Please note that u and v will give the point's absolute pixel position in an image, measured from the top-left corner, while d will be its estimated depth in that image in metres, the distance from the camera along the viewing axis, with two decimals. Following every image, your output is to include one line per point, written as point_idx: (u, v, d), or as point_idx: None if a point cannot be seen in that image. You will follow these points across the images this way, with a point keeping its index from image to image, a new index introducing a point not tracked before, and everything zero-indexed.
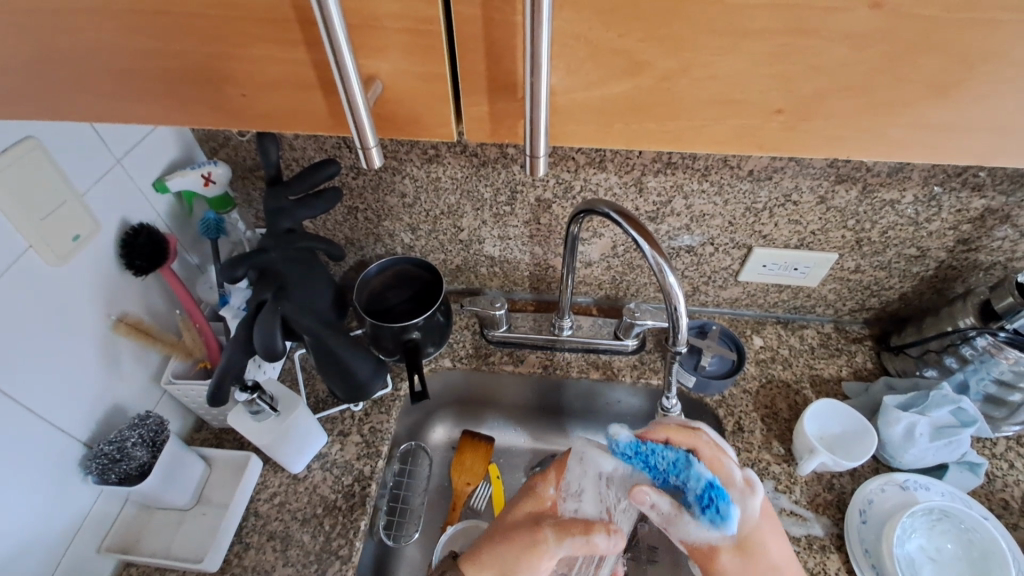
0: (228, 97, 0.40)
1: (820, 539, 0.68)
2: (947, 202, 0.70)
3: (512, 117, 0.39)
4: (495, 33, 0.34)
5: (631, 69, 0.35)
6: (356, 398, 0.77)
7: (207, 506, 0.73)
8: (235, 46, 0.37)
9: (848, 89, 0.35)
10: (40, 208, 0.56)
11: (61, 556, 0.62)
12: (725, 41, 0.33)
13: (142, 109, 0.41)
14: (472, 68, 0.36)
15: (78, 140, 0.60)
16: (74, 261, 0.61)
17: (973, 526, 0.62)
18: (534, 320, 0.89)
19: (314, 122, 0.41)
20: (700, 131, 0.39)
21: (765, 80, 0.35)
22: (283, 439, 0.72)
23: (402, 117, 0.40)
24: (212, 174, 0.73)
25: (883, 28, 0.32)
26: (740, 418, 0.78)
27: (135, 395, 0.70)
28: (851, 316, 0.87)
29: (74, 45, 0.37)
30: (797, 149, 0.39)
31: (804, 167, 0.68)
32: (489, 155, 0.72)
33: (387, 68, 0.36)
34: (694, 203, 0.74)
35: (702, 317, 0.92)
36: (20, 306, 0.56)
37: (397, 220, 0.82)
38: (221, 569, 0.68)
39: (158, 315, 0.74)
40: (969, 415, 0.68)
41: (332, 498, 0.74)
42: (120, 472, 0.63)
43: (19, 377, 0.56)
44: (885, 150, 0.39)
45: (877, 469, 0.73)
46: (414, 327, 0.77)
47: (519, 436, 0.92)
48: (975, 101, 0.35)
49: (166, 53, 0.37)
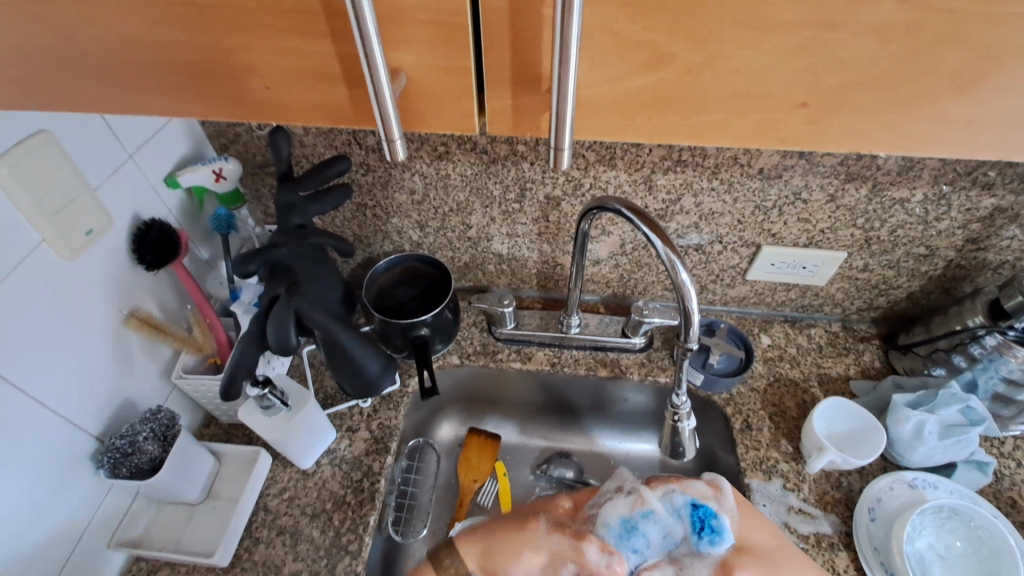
0: (252, 89, 0.40)
1: (829, 536, 0.68)
2: (957, 201, 0.70)
3: (534, 111, 0.39)
4: (521, 26, 0.34)
5: (655, 62, 0.35)
6: (365, 394, 0.77)
7: (216, 500, 0.73)
8: (259, 38, 0.37)
9: (869, 84, 0.35)
10: (54, 201, 0.57)
11: (72, 549, 0.62)
12: (751, 35, 0.33)
13: (165, 102, 0.42)
14: (496, 61, 0.36)
15: (92, 134, 0.61)
16: (87, 255, 0.61)
17: (983, 524, 0.62)
18: (542, 318, 0.89)
19: (335, 116, 0.42)
20: (721, 126, 0.39)
21: (788, 75, 0.35)
22: (294, 433, 0.72)
23: (424, 111, 0.40)
24: (223, 169, 0.74)
25: (907, 22, 0.32)
26: (748, 416, 0.78)
27: (146, 390, 0.71)
28: (858, 315, 0.88)
29: (100, 36, 0.37)
30: (816, 144, 0.40)
31: (814, 165, 0.68)
32: (499, 152, 0.72)
33: (411, 61, 0.36)
34: (703, 201, 0.74)
35: (709, 315, 0.92)
36: (33, 299, 0.56)
37: (407, 216, 0.83)
38: (231, 564, 0.68)
39: (169, 310, 0.74)
40: (977, 415, 0.69)
41: (342, 493, 0.74)
42: (132, 466, 0.63)
43: (32, 370, 0.57)
44: (903, 146, 0.39)
45: (885, 467, 0.73)
46: (424, 323, 0.78)
47: (526, 433, 0.93)
48: (995, 98, 0.35)
49: (191, 45, 0.38)
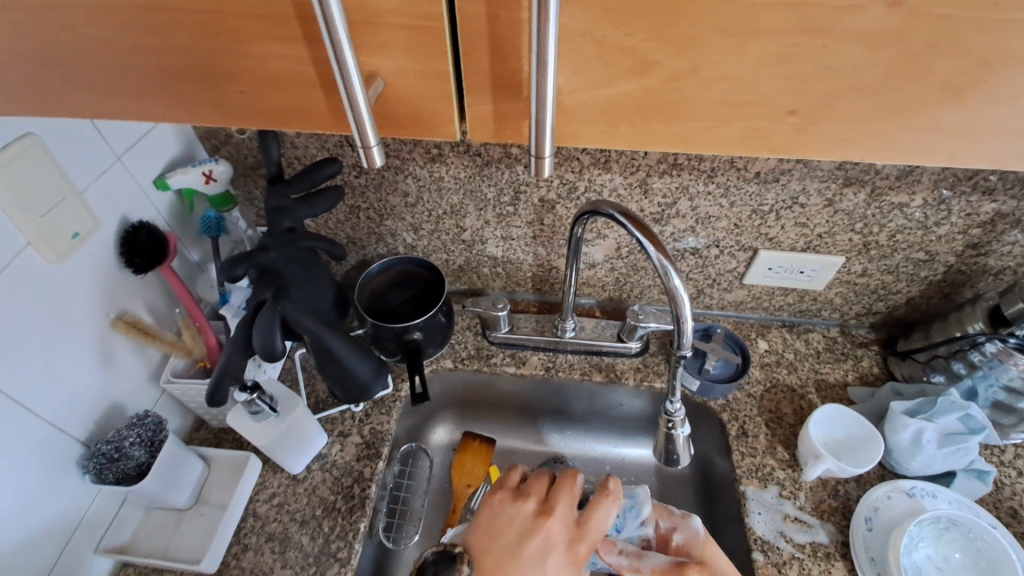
0: (227, 94, 0.39)
1: (825, 547, 0.67)
2: (957, 206, 0.69)
3: (517, 117, 0.38)
4: (500, 31, 0.33)
5: (638, 69, 0.34)
6: (357, 399, 0.76)
7: (206, 506, 0.72)
8: (233, 43, 0.36)
9: (861, 90, 0.34)
10: (39, 204, 0.56)
11: (58, 556, 0.62)
12: (736, 40, 0.32)
13: (142, 107, 0.41)
14: (476, 67, 0.35)
15: (78, 136, 0.60)
16: (74, 259, 0.60)
17: (981, 535, 0.61)
18: (537, 321, 0.88)
19: (314, 121, 0.41)
20: (708, 134, 0.38)
21: (776, 81, 0.34)
22: (283, 439, 0.71)
23: (405, 116, 0.39)
24: (213, 172, 0.73)
25: (898, 27, 0.31)
26: (744, 423, 0.77)
27: (134, 395, 0.70)
28: (857, 320, 0.86)
29: (73, 42, 0.37)
30: (808, 152, 0.39)
31: (811, 170, 0.67)
32: (492, 155, 0.71)
33: (390, 65, 0.36)
34: (700, 205, 0.73)
35: (706, 320, 0.91)
36: (18, 304, 0.55)
37: (399, 219, 0.82)
38: (219, 571, 0.67)
39: (158, 314, 0.73)
40: (977, 422, 0.68)
41: (332, 500, 0.73)
42: (118, 472, 0.63)
43: (17, 376, 0.56)
44: (899, 152, 0.38)
45: (882, 475, 0.72)
46: (416, 327, 0.77)
47: (520, 438, 0.92)
48: (991, 104, 0.34)
49: (166, 50, 0.37)
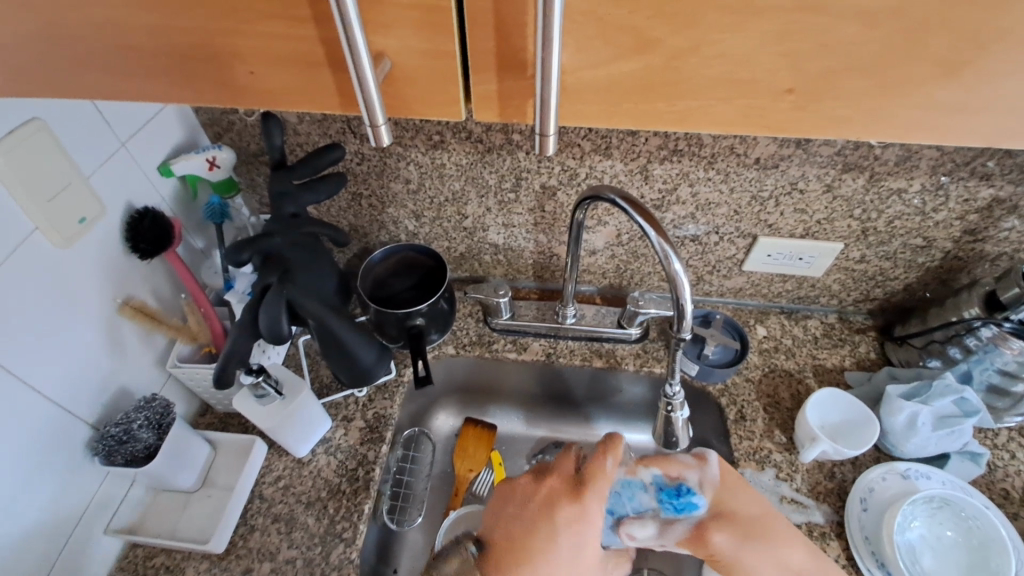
0: (234, 74, 0.40)
1: (821, 526, 0.68)
2: (954, 191, 0.69)
3: (521, 96, 0.39)
4: (505, 9, 0.33)
5: (640, 46, 0.35)
6: (360, 383, 0.77)
7: (212, 488, 0.73)
8: (241, 21, 0.36)
9: (859, 70, 0.35)
10: (46, 189, 0.56)
11: (68, 536, 0.63)
12: (736, 18, 0.33)
13: (150, 86, 0.41)
14: (480, 45, 0.36)
15: (83, 121, 0.60)
16: (80, 243, 0.61)
17: (975, 514, 0.62)
18: (538, 308, 0.89)
19: (321, 102, 0.41)
20: (709, 112, 0.39)
21: (775, 59, 0.35)
22: (288, 423, 0.72)
23: (408, 95, 0.40)
24: (217, 158, 0.73)
25: (897, 4, 0.32)
26: (742, 407, 0.78)
27: (142, 378, 0.71)
28: (855, 306, 0.87)
29: (82, 23, 0.37)
30: (806, 131, 0.39)
31: (811, 155, 0.68)
32: (494, 141, 0.72)
33: (396, 45, 0.36)
34: (700, 191, 0.74)
35: (705, 307, 0.92)
36: (25, 288, 0.56)
37: (401, 206, 0.82)
38: (226, 551, 0.69)
39: (164, 300, 0.74)
40: (972, 406, 0.69)
41: (336, 482, 0.74)
42: (127, 454, 0.64)
43: (26, 357, 0.57)
44: (894, 131, 0.39)
45: (878, 458, 0.73)
46: (419, 313, 0.77)
47: (521, 424, 0.93)
48: (983, 83, 0.35)
49: (173, 30, 0.37)
